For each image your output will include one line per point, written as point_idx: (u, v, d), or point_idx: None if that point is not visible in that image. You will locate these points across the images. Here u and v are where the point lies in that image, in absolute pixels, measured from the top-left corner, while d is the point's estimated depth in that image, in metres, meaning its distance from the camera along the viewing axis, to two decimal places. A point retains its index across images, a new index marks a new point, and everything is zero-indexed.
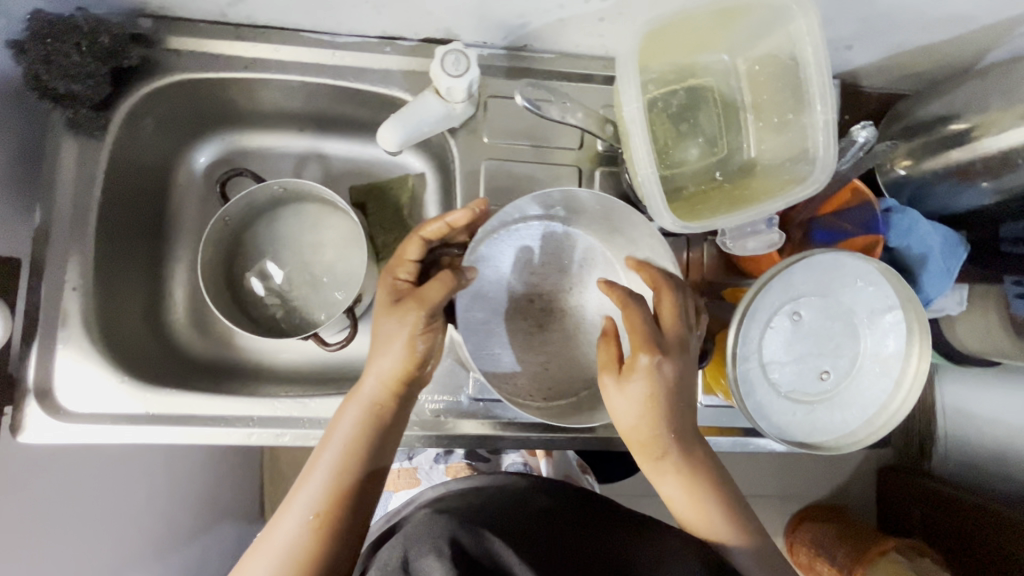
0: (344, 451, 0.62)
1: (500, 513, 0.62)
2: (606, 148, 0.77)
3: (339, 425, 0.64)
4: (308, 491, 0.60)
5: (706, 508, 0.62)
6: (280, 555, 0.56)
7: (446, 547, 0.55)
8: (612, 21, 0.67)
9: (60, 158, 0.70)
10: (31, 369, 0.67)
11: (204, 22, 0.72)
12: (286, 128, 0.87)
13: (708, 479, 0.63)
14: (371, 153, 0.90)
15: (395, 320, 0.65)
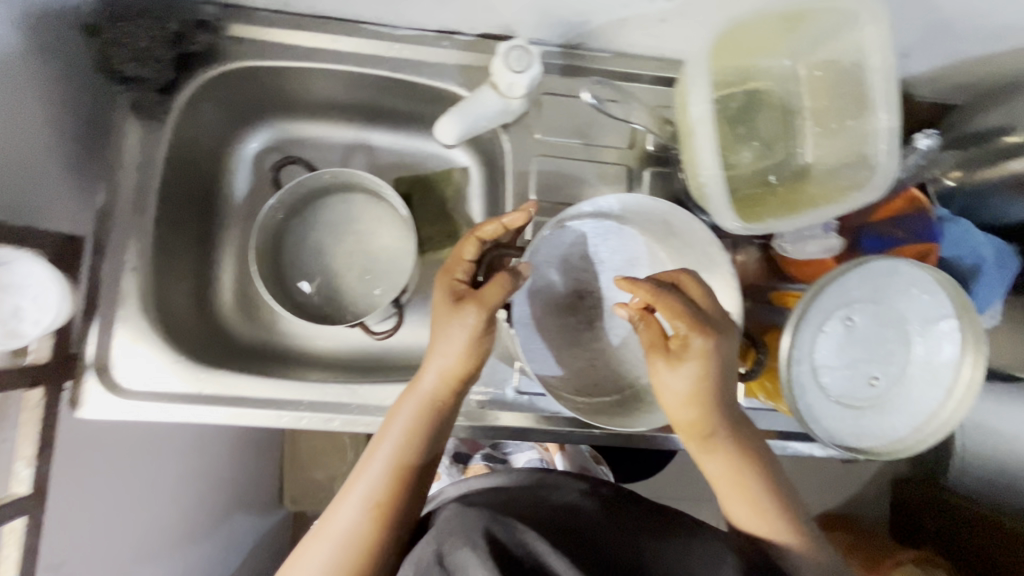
0: (402, 441, 0.63)
1: (534, 506, 0.58)
2: (656, 148, 0.78)
3: (397, 415, 0.65)
4: (368, 479, 0.62)
5: (752, 503, 0.63)
6: (342, 541, 0.59)
7: (483, 543, 0.52)
8: (673, 22, 0.68)
9: (124, 140, 0.71)
10: (91, 345, 0.68)
11: (267, 11, 0.73)
12: (335, 118, 0.88)
13: (755, 475, 0.63)
14: (417, 145, 0.91)
15: (452, 323, 0.64)
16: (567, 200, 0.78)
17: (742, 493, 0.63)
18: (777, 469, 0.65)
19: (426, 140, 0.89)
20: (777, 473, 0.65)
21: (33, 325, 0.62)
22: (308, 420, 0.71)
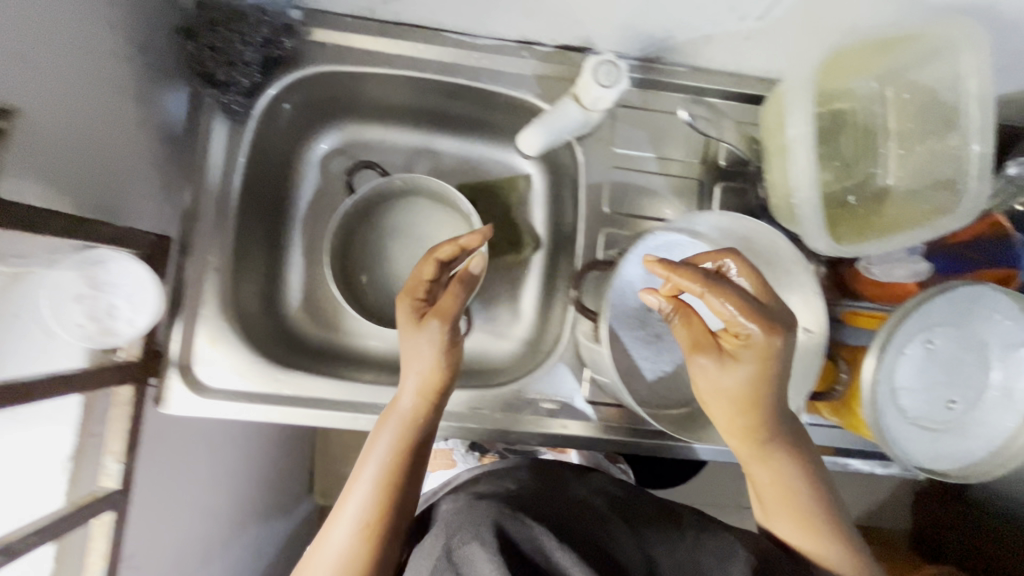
0: (388, 456, 0.63)
1: (543, 500, 0.58)
2: (729, 163, 0.78)
3: (381, 431, 0.64)
4: (360, 496, 0.60)
5: (792, 515, 0.60)
6: (335, 561, 0.58)
7: (491, 537, 0.52)
8: (759, 40, 0.68)
9: (208, 142, 0.72)
10: (174, 342, 0.69)
11: (351, 17, 0.73)
12: (404, 123, 0.87)
13: (795, 488, 0.61)
14: (481, 152, 0.90)
15: (422, 337, 0.65)
16: (637, 212, 0.78)
17: (783, 505, 0.61)
18: (824, 473, 0.62)
19: (493, 148, 0.89)
20: (819, 484, 0.62)
21: (127, 324, 0.64)
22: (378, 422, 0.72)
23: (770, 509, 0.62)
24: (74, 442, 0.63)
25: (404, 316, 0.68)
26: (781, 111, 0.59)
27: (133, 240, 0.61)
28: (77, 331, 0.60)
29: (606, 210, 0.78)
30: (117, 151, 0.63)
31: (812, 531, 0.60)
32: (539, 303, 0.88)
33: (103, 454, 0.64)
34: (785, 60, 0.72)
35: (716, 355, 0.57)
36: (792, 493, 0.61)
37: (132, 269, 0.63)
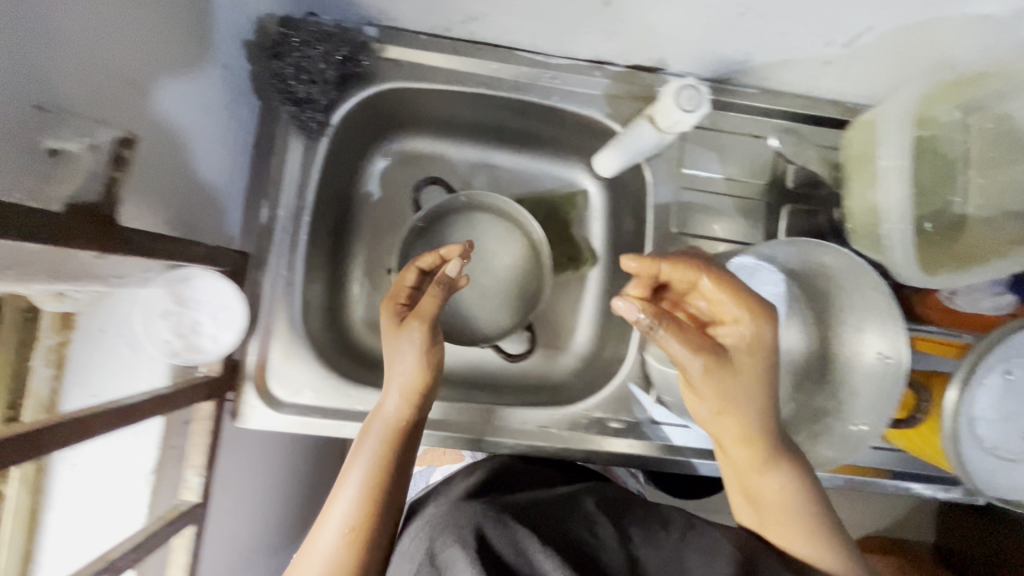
0: (374, 457, 0.63)
1: (527, 508, 0.59)
2: (797, 186, 0.78)
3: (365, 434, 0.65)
4: (347, 497, 0.60)
5: (789, 518, 0.60)
6: (321, 568, 0.56)
7: (474, 540, 0.52)
8: (837, 66, 0.68)
9: (283, 159, 0.72)
10: (250, 357, 0.70)
11: (427, 35, 0.73)
12: (461, 137, 0.87)
13: (787, 489, 0.61)
14: (537, 167, 0.89)
15: (405, 338, 0.69)
16: (704, 233, 0.78)
17: (784, 512, 0.61)
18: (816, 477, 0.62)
19: (552, 163, 0.89)
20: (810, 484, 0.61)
21: (210, 341, 0.64)
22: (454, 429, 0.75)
23: (769, 515, 0.62)
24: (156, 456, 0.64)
25: (388, 320, 0.72)
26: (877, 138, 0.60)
27: (220, 258, 0.62)
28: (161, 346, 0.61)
29: (674, 230, 0.78)
30: (199, 166, 0.65)
31: (812, 534, 0.59)
32: (596, 319, 0.88)
33: (185, 468, 0.65)
34: (859, 84, 0.72)
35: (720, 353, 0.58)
36: (783, 496, 0.61)
37: (213, 285, 0.64)
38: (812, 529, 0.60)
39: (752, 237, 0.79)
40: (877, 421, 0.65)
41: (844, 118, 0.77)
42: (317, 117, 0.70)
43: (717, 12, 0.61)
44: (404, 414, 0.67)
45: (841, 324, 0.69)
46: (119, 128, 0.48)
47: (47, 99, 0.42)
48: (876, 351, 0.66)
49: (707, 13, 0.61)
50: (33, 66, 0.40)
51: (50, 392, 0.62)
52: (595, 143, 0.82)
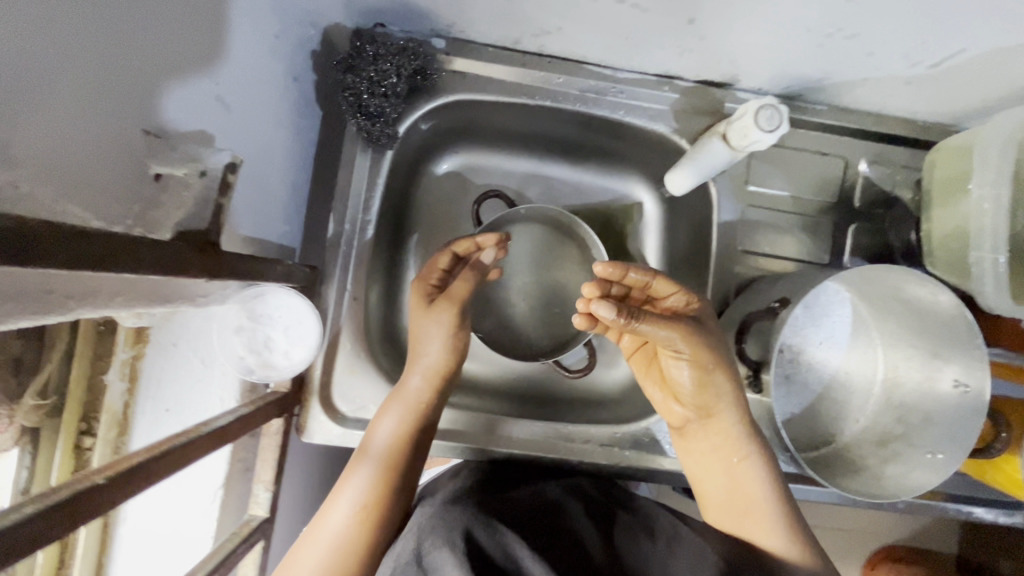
0: (389, 444, 0.66)
1: (514, 511, 0.60)
2: (865, 205, 0.77)
3: (380, 420, 0.67)
4: (358, 480, 0.64)
5: (765, 516, 0.64)
6: (330, 542, 0.59)
7: (463, 544, 0.53)
8: (919, 84, 0.67)
9: (348, 171, 0.71)
10: (316, 372, 0.70)
11: (495, 47, 0.72)
12: (516, 149, 0.85)
13: (765, 488, 0.65)
14: (591, 179, 0.88)
15: (432, 321, 0.71)
16: (770, 251, 0.77)
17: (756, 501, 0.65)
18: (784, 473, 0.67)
19: (608, 176, 0.87)
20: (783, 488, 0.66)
21: (282, 356, 0.64)
22: (520, 442, 0.76)
23: (746, 511, 0.65)
24: (225, 471, 0.63)
25: (416, 304, 0.73)
26: (969, 164, 0.61)
27: (297, 275, 0.61)
28: (236, 362, 0.62)
29: (739, 248, 0.77)
30: (268, 178, 0.64)
31: (790, 533, 0.62)
32: None
33: (254, 482, 0.65)
34: (938, 103, 0.70)
35: (693, 323, 0.62)
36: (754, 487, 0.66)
37: (285, 300, 0.63)
38: (789, 529, 0.63)
39: (818, 256, 0.77)
40: (954, 451, 0.64)
41: (915, 137, 0.76)
42: (386, 130, 0.69)
43: (806, 31, 0.59)
44: (424, 399, 0.70)
45: (909, 349, 0.70)
46: (227, 152, 0.50)
47: (158, 125, 0.42)
48: (952, 380, 0.65)
49: (795, 33, 0.60)
50: (147, 91, 0.40)
51: (122, 404, 0.62)
52: (658, 157, 0.80)
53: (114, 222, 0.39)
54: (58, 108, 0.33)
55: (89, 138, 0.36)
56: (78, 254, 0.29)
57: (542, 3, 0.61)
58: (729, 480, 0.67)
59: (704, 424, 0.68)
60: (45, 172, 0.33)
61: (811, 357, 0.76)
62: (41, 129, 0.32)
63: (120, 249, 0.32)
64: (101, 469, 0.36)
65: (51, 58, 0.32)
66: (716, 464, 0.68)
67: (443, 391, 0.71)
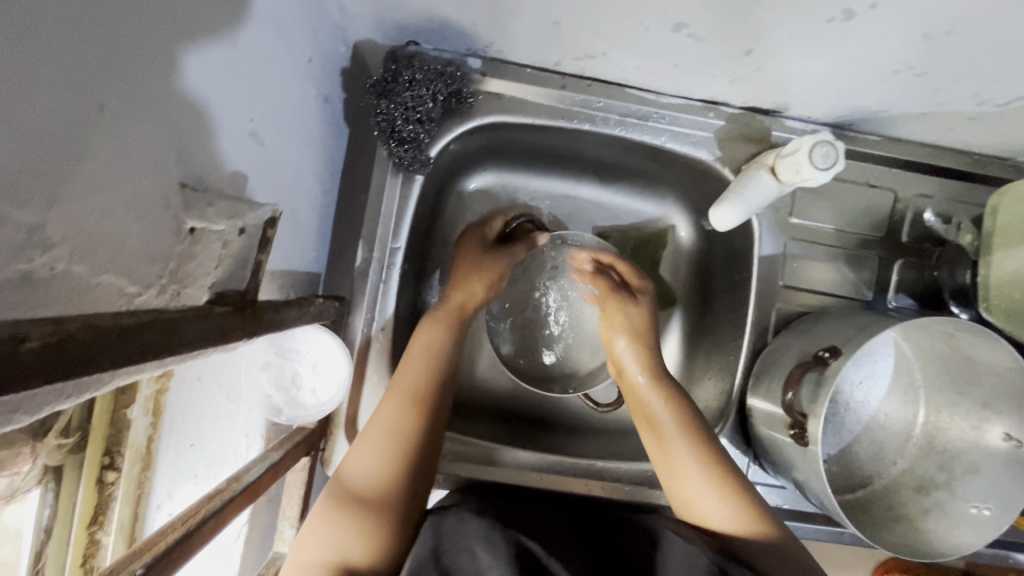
0: (377, 473, 0.56)
1: (529, 526, 0.55)
2: (913, 239, 0.74)
3: (363, 449, 0.58)
4: (347, 520, 0.53)
5: (716, 497, 0.58)
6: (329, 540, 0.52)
7: (486, 553, 0.48)
8: (984, 121, 0.63)
9: (378, 196, 0.69)
10: (343, 407, 0.69)
11: (534, 69, 0.68)
12: (546, 170, 0.81)
13: (703, 461, 0.60)
14: (622, 201, 0.84)
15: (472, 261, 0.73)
16: (811, 286, 0.74)
17: (701, 482, 0.59)
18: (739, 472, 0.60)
19: (642, 197, 0.83)
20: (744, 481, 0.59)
21: (310, 393, 0.65)
22: (545, 479, 0.73)
23: (689, 491, 0.59)
24: (251, 509, 0.62)
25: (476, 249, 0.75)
26: None
27: (325, 313, 0.59)
28: (264, 401, 0.63)
29: (780, 283, 0.74)
30: (297, 207, 0.61)
31: (732, 507, 0.57)
32: (678, 362, 0.84)
33: (279, 519, 0.63)
34: (1001, 138, 0.66)
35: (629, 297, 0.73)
36: (685, 462, 0.60)
37: (315, 338, 0.64)
38: (734, 504, 0.57)
39: (862, 292, 0.74)
40: (1002, 508, 0.62)
41: (970, 171, 0.72)
42: (419, 156, 0.67)
43: (873, 68, 0.56)
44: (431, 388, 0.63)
45: (955, 395, 0.67)
46: (268, 208, 0.47)
47: (192, 177, 0.40)
48: (1003, 433, 0.63)
49: (861, 68, 0.56)
50: (181, 142, 0.38)
51: (145, 442, 0.58)
52: (697, 184, 0.77)
53: (149, 284, 0.37)
54: (99, 177, 0.31)
55: (128, 204, 0.34)
56: (121, 355, 0.26)
57: (591, 28, 0.57)
58: (666, 456, 0.61)
59: (643, 395, 0.66)
60: (83, 247, 0.30)
61: (850, 397, 0.73)
62: (80, 203, 0.30)
63: (167, 333, 0.30)
64: (137, 556, 0.35)
65: (91, 130, 0.30)
66: (654, 443, 0.63)
67: (438, 401, 0.63)
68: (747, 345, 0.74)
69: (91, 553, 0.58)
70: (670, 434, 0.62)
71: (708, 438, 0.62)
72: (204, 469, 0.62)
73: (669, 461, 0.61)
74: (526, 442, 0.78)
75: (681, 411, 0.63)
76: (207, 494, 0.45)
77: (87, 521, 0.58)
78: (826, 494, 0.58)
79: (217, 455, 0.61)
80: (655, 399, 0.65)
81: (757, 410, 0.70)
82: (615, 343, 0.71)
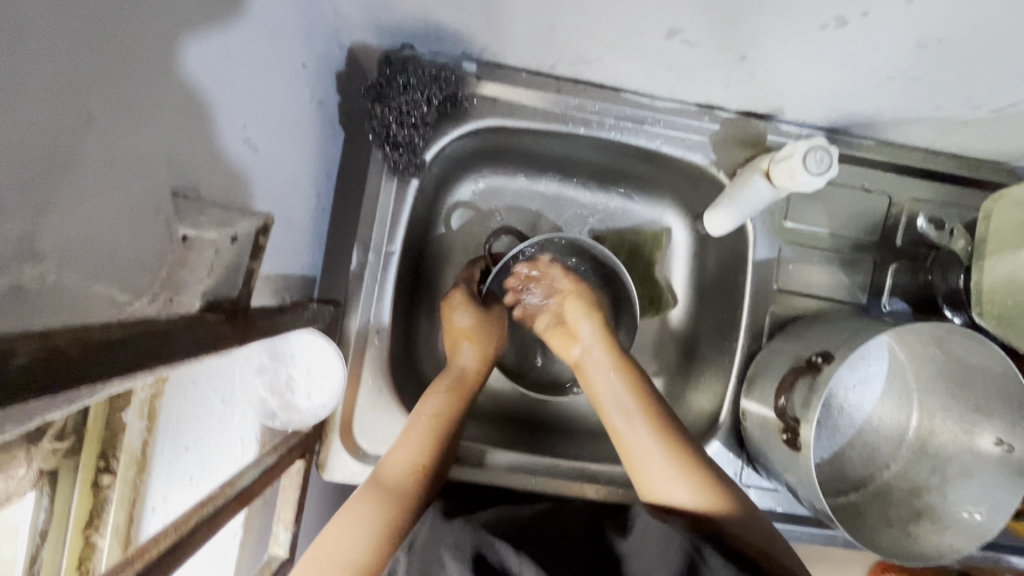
0: (415, 462, 0.61)
1: (514, 517, 0.55)
2: (907, 244, 0.74)
3: (404, 441, 0.62)
4: (389, 502, 0.57)
5: (679, 476, 0.59)
6: (375, 521, 0.55)
7: (457, 562, 0.47)
8: (978, 126, 0.63)
9: (373, 200, 0.69)
10: (338, 410, 0.69)
11: (529, 72, 0.68)
12: (541, 173, 0.81)
13: (664, 443, 0.61)
14: (617, 204, 0.84)
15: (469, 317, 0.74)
16: (806, 289, 0.74)
17: (665, 464, 0.60)
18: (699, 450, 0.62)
19: (638, 200, 0.83)
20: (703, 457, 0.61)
21: (305, 397, 0.66)
22: (539, 481, 0.73)
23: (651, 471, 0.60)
24: (246, 512, 0.62)
25: (466, 310, 0.74)
26: None
27: (320, 317, 0.59)
28: (259, 406, 0.63)
29: (774, 286, 0.74)
30: (292, 211, 0.61)
31: (694, 484, 0.58)
32: (673, 365, 0.84)
33: (275, 522, 0.63)
34: (995, 143, 0.67)
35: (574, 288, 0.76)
36: (646, 446, 0.61)
37: (310, 342, 0.64)
38: (697, 480, 0.58)
39: (857, 296, 0.74)
40: (992, 512, 0.63)
41: (964, 175, 0.73)
42: (414, 160, 0.67)
43: (866, 74, 0.56)
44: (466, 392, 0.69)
45: (948, 399, 0.68)
46: (260, 216, 0.46)
47: (184, 183, 0.40)
48: (995, 438, 0.63)
49: (855, 74, 0.56)
50: (173, 149, 0.38)
51: (139, 446, 0.58)
52: (693, 187, 0.77)
53: (139, 292, 0.37)
54: (90, 188, 0.31)
55: (118, 214, 0.34)
56: (112, 367, 0.27)
57: (585, 33, 0.57)
58: (629, 440, 0.62)
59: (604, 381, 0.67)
60: (74, 258, 0.31)
61: (844, 401, 0.73)
62: (70, 214, 0.30)
63: (155, 344, 0.30)
64: (129, 562, 0.36)
65: (81, 142, 0.30)
66: (615, 425, 0.64)
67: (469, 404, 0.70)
68: (742, 349, 0.74)
69: (87, 555, 0.59)
70: (631, 416, 0.63)
71: (667, 418, 0.63)
72: (200, 474, 0.61)
73: (632, 446, 0.62)
74: (522, 444, 0.79)
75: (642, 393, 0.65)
76: (199, 499, 0.45)
77: (81, 526, 0.58)
78: (818, 498, 0.58)
79: (216, 458, 0.61)
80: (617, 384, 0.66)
81: (750, 414, 0.70)
82: (580, 325, 0.73)
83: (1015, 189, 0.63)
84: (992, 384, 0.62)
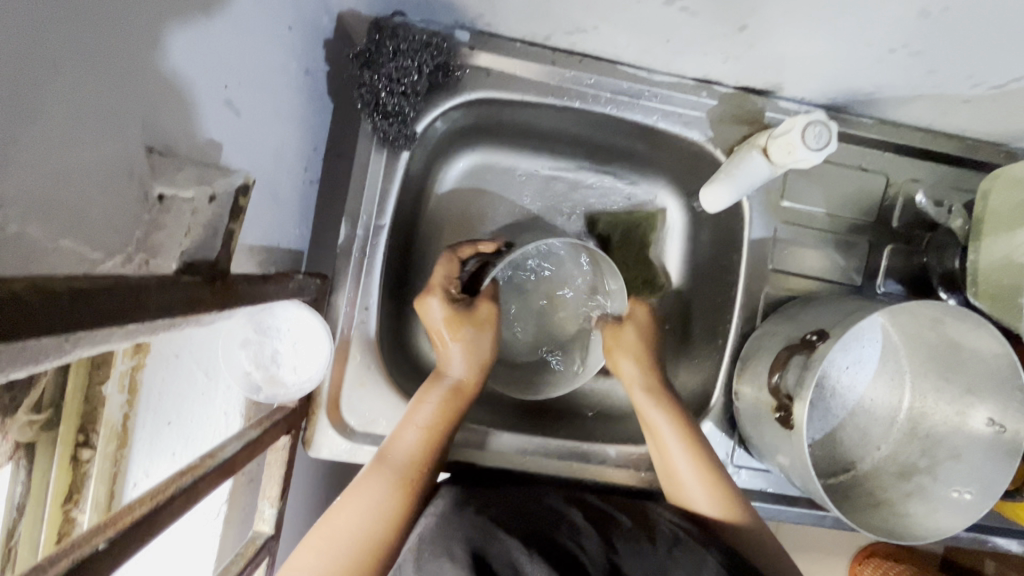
0: (413, 453, 0.60)
1: (516, 510, 0.56)
2: (903, 226, 0.73)
3: (407, 428, 0.61)
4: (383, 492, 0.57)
5: (711, 492, 0.63)
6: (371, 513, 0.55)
7: (463, 553, 0.48)
8: (977, 104, 0.62)
9: (362, 173, 0.67)
10: (325, 387, 0.67)
11: (523, 43, 0.66)
12: (534, 149, 0.79)
13: (693, 461, 0.64)
14: (611, 183, 0.82)
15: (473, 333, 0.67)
16: (801, 270, 0.73)
17: (700, 481, 0.63)
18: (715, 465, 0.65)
19: (633, 179, 0.82)
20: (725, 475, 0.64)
21: (291, 371, 0.64)
22: (529, 460, 0.72)
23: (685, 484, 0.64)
24: (230, 487, 0.61)
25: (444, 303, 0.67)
26: None
27: (306, 289, 0.58)
28: (243, 378, 0.61)
29: (769, 266, 0.73)
30: (278, 182, 0.60)
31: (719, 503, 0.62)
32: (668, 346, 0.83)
33: (260, 498, 0.62)
34: (996, 122, 0.66)
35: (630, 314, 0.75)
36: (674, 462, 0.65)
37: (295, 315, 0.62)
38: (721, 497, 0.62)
39: (851, 277, 0.73)
40: (982, 492, 0.62)
41: (962, 155, 0.72)
42: (404, 131, 0.65)
43: (868, 46, 0.54)
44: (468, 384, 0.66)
45: (940, 380, 0.67)
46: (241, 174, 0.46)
47: (161, 141, 0.38)
48: (986, 419, 0.63)
49: (856, 46, 0.55)
50: (149, 104, 0.36)
51: (120, 419, 0.57)
52: (689, 166, 0.76)
53: (110, 250, 0.35)
54: (54, 138, 0.29)
55: (88, 165, 0.32)
56: (72, 321, 0.25)
57: (581, 2, 0.55)
58: (662, 455, 0.66)
59: (646, 410, 0.68)
60: (39, 208, 0.29)
61: (836, 383, 0.73)
62: (35, 162, 0.28)
63: (125, 301, 0.29)
64: (103, 528, 0.35)
65: (44, 87, 0.28)
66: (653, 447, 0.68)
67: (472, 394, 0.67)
68: (735, 330, 0.73)
69: (66, 531, 0.57)
70: (669, 442, 0.66)
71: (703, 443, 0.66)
72: (182, 448, 0.60)
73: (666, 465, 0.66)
74: (514, 424, 0.78)
75: (680, 420, 0.67)
76: (179, 469, 0.44)
77: (59, 501, 0.57)
78: (811, 479, 0.58)
79: (199, 433, 0.60)
80: (652, 409, 0.68)
81: (743, 395, 0.69)
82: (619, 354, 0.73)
83: (1014, 167, 0.63)
84: (983, 362, 0.62)
